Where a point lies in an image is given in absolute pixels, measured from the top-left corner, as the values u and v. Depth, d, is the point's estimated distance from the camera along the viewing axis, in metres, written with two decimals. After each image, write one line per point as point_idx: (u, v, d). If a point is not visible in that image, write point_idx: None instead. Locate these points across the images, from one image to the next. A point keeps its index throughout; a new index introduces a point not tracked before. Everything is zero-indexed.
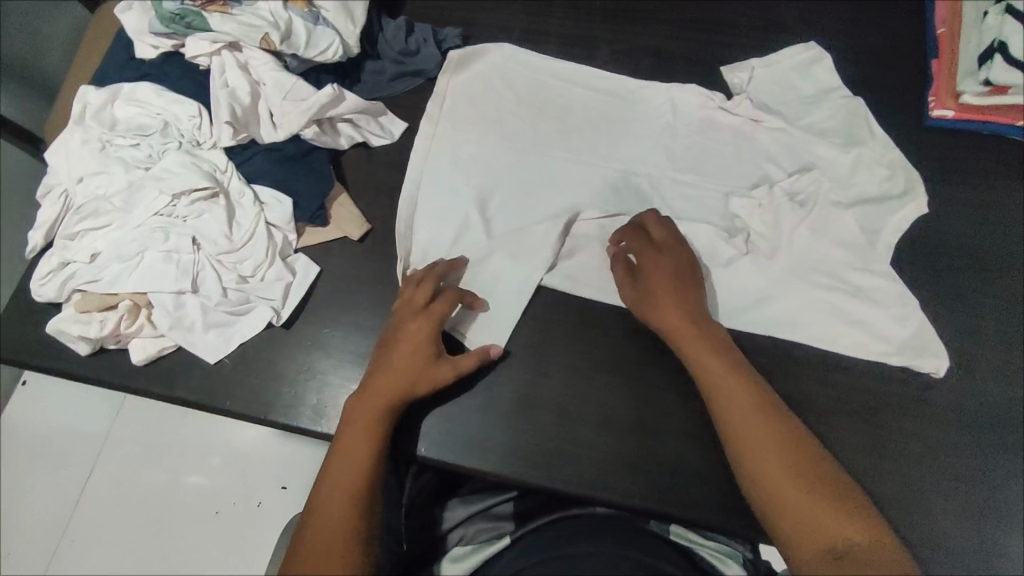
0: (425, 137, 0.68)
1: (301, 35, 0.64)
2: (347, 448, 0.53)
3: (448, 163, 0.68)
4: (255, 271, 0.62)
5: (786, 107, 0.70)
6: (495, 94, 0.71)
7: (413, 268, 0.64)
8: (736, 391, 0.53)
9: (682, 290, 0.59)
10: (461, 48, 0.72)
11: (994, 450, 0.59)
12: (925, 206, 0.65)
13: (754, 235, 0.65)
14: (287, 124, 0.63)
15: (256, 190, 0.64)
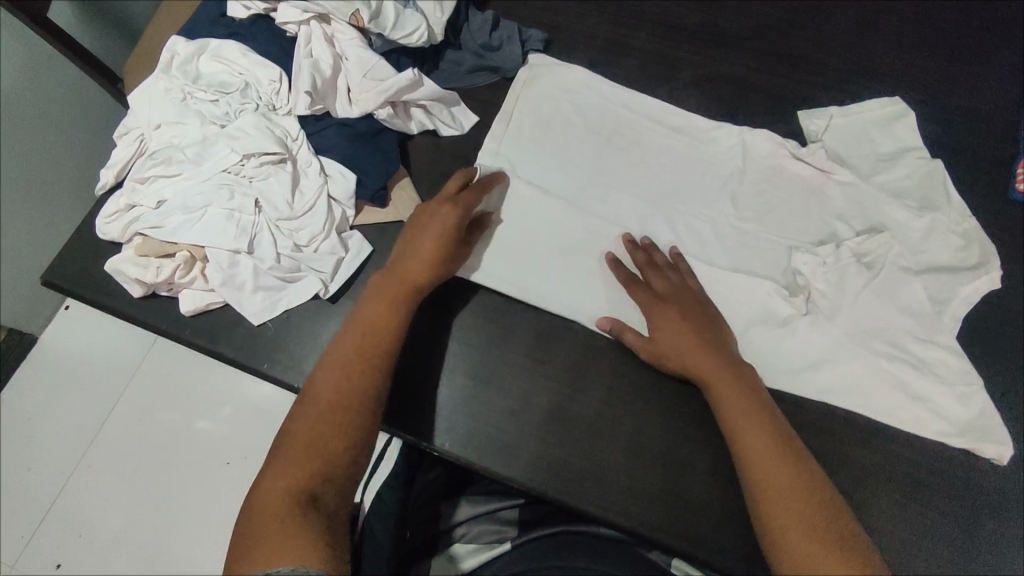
0: (489, 153, 0.67)
1: (390, 17, 0.65)
2: (338, 348, 0.55)
3: (512, 177, 0.67)
4: (310, 241, 0.62)
5: (861, 162, 0.67)
6: (563, 115, 0.69)
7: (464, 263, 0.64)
8: (759, 450, 0.51)
9: (707, 339, 0.57)
10: (542, 53, 0.72)
11: None
12: (998, 280, 0.62)
13: (813, 288, 0.63)
14: (363, 102, 0.64)
15: (323, 162, 0.64)
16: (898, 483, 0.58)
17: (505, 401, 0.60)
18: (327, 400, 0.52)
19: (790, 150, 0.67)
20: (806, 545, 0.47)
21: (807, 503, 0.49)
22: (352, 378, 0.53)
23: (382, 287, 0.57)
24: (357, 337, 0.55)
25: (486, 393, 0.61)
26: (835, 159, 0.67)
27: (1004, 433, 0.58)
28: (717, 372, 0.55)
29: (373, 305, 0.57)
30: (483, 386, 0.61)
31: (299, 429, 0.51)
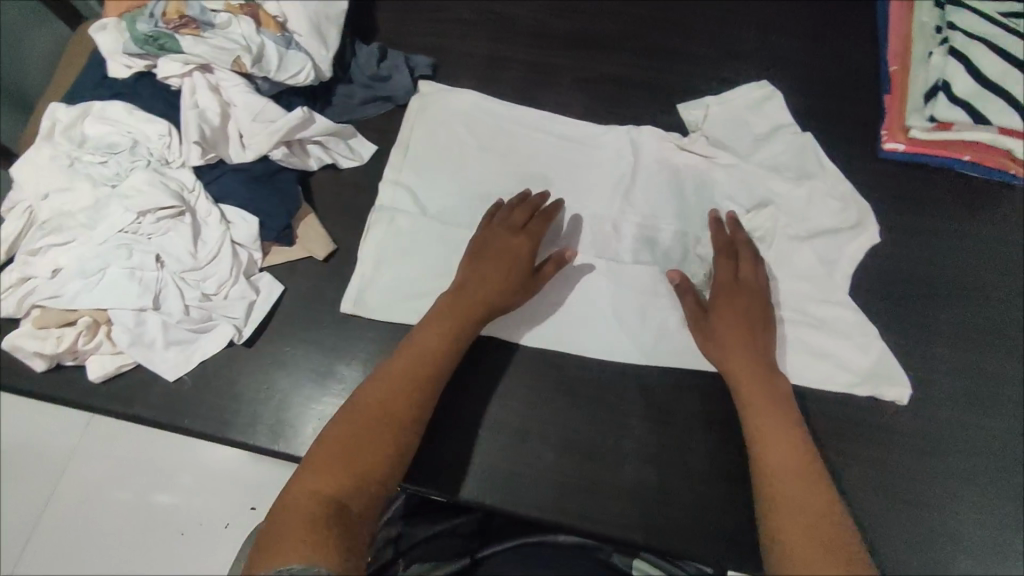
0: (390, 184, 0.69)
1: (273, 60, 0.66)
2: (385, 372, 0.56)
3: (414, 201, 0.68)
4: (218, 288, 0.62)
5: (738, 142, 0.70)
6: (458, 138, 0.71)
7: (375, 291, 0.65)
8: (772, 425, 0.53)
9: (759, 331, 0.59)
10: (432, 79, 0.74)
11: (946, 476, 0.60)
12: (876, 237, 0.66)
13: (714, 270, 0.66)
14: (256, 145, 0.65)
15: (223, 209, 0.64)
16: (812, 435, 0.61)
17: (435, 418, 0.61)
18: (365, 417, 0.53)
19: (675, 143, 0.70)
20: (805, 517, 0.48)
21: (810, 478, 0.50)
22: (406, 393, 0.54)
23: (453, 308, 0.59)
24: (416, 356, 0.56)
25: None
26: (716, 144, 0.70)
27: (902, 376, 0.61)
28: (744, 347, 0.57)
29: (437, 334, 0.57)
30: None
31: (340, 437, 0.52)
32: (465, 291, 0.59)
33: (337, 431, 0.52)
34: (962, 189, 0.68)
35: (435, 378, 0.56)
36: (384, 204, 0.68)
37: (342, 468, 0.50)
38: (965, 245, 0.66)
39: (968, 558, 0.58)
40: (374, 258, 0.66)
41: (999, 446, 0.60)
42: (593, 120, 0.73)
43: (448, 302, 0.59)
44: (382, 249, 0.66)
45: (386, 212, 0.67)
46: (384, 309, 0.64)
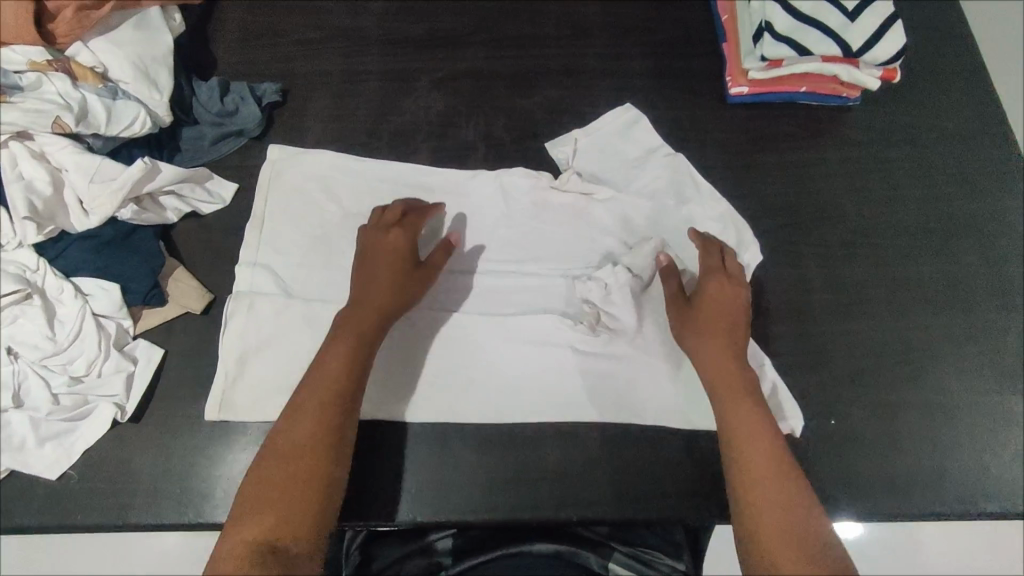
0: (247, 264, 0.64)
1: (100, 113, 0.61)
2: (297, 400, 0.54)
3: (275, 281, 0.64)
4: (88, 369, 0.57)
5: (604, 128, 0.72)
6: (317, 206, 0.67)
7: (255, 350, 0.61)
8: (738, 410, 0.56)
9: (737, 317, 0.59)
10: (285, 146, 0.70)
11: (843, 387, 0.63)
12: (758, 254, 0.66)
13: (604, 314, 0.63)
14: (98, 208, 0.59)
15: (77, 282, 0.59)
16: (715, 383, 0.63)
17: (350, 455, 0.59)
18: (284, 457, 0.52)
19: (547, 183, 0.69)
20: (761, 501, 0.51)
21: (764, 462, 0.53)
22: (317, 426, 0.53)
23: (353, 326, 0.56)
24: (328, 383, 0.54)
25: None
26: (592, 180, 0.70)
27: (794, 406, 0.61)
28: (726, 338, 0.58)
29: (347, 360, 0.55)
30: None
31: (274, 473, 0.51)
32: (368, 312, 0.57)
33: (265, 465, 0.52)
34: (805, 119, 0.73)
35: (350, 399, 0.54)
36: (241, 290, 0.62)
37: (272, 508, 0.50)
38: (816, 170, 0.71)
39: (878, 457, 0.60)
40: (239, 349, 0.61)
41: (881, 346, 0.64)
42: (455, 117, 0.73)
43: (360, 327, 0.57)
44: (254, 313, 0.62)
45: (243, 301, 0.62)
46: (257, 405, 0.60)
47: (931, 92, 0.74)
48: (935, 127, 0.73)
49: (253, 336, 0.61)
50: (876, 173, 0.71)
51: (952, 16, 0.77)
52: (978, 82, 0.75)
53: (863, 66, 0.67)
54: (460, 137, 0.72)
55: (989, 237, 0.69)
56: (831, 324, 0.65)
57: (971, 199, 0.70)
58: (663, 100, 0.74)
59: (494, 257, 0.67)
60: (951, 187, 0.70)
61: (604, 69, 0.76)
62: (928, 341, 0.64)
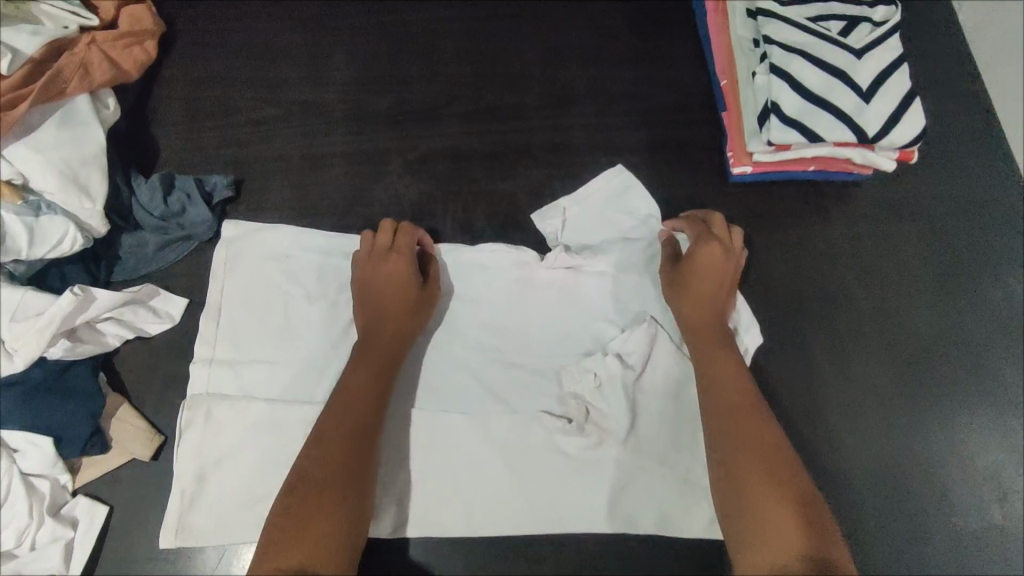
0: (202, 364, 0.57)
1: (22, 236, 0.54)
2: (329, 414, 0.51)
3: (236, 383, 0.57)
4: (19, 540, 0.50)
5: (593, 195, 0.65)
6: (279, 293, 0.60)
7: (217, 475, 0.55)
8: (727, 386, 0.54)
9: (723, 290, 0.59)
10: (241, 221, 0.62)
11: (863, 505, 0.58)
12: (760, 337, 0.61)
13: (595, 410, 0.58)
14: (24, 349, 0.52)
15: (2, 437, 0.52)
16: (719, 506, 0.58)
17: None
18: (319, 471, 0.48)
19: (532, 261, 0.63)
20: (751, 468, 0.50)
21: (751, 430, 0.52)
22: (347, 448, 0.50)
23: (371, 363, 0.54)
24: (340, 411, 0.52)
25: None
26: (582, 251, 0.64)
27: None
28: (711, 307, 0.58)
29: (366, 390, 0.53)
30: None
31: (302, 504, 0.47)
32: (377, 341, 0.56)
33: (289, 495, 0.48)
34: (813, 197, 0.67)
35: (370, 428, 0.52)
36: (197, 395, 0.56)
37: (306, 539, 0.46)
38: (827, 254, 0.65)
39: None
40: (196, 467, 0.54)
41: (902, 457, 0.59)
42: (429, 205, 0.66)
43: (370, 358, 0.55)
44: (214, 431, 0.55)
45: (199, 409, 0.55)
46: (219, 528, 0.54)
47: (946, 161, 0.68)
48: (951, 202, 0.67)
49: (212, 462, 0.55)
50: (889, 255, 0.65)
51: (966, 74, 0.71)
52: (997, 149, 0.69)
53: (879, 147, 0.62)
54: (437, 229, 0.65)
55: (1012, 327, 0.63)
56: (847, 435, 0.60)
57: (992, 283, 0.65)
58: (659, 178, 0.68)
59: (478, 346, 0.61)
60: (970, 270, 0.65)
61: (593, 143, 0.69)
62: (953, 448, 0.60)
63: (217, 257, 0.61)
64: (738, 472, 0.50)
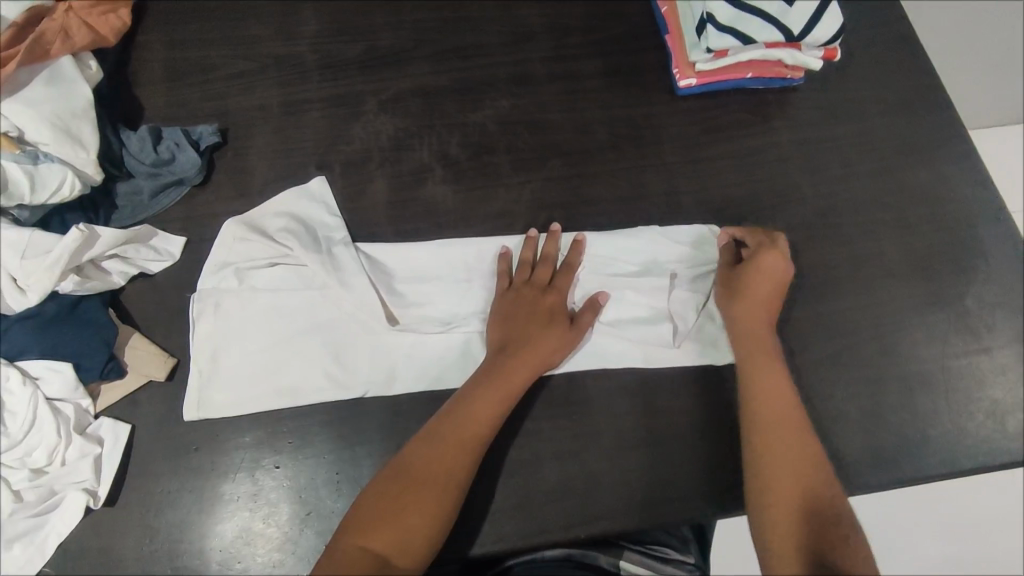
0: (215, 268, 0.63)
1: (22, 182, 0.57)
2: (464, 410, 0.55)
3: (245, 282, 0.62)
4: (49, 458, 0.54)
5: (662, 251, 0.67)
6: (295, 218, 0.65)
7: (227, 363, 0.60)
8: (779, 414, 0.58)
9: (753, 310, 0.62)
10: (321, 177, 0.67)
11: (824, 367, 0.64)
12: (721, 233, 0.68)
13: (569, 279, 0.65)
14: (37, 284, 0.55)
15: (24, 366, 0.55)
16: (693, 368, 0.63)
17: (328, 429, 0.59)
18: (441, 468, 0.53)
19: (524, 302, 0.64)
20: (795, 495, 0.55)
21: (796, 440, 0.57)
22: (458, 450, 0.54)
23: (510, 377, 0.57)
24: (462, 432, 0.54)
25: (318, 490, 0.57)
26: None
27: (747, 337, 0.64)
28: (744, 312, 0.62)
29: (491, 408, 0.56)
30: (312, 498, 0.57)
31: (393, 510, 0.51)
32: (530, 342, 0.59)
33: (387, 495, 0.52)
34: (753, 105, 0.73)
35: (479, 446, 0.54)
36: (205, 289, 0.61)
37: (393, 520, 0.51)
38: (771, 154, 0.72)
39: (863, 428, 0.62)
40: (210, 349, 0.60)
41: (855, 324, 0.65)
42: (407, 139, 0.70)
43: (523, 364, 0.58)
44: (225, 326, 0.61)
45: (209, 300, 0.61)
46: (235, 399, 0.59)
47: (871, 66, 0.76)
48: (877, 99, 0.74)
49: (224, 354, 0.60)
50: (828, 151, 0.72)
51: None
52: (913, 53, 0.76)
53: (807, 49, 0.70)
54: (415, 159, 0.69)
55: (938, 207, 0.71)
56: (805, 308, 0.66)
57: (917, 166, 0.72)
58: (615, 99, 0.73)
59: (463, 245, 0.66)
60: (896, 158, 0.72)
61: (553, 73, 0.74)
62: (902, 313, 0.66)
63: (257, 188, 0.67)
64: (780, 476, 0.55)
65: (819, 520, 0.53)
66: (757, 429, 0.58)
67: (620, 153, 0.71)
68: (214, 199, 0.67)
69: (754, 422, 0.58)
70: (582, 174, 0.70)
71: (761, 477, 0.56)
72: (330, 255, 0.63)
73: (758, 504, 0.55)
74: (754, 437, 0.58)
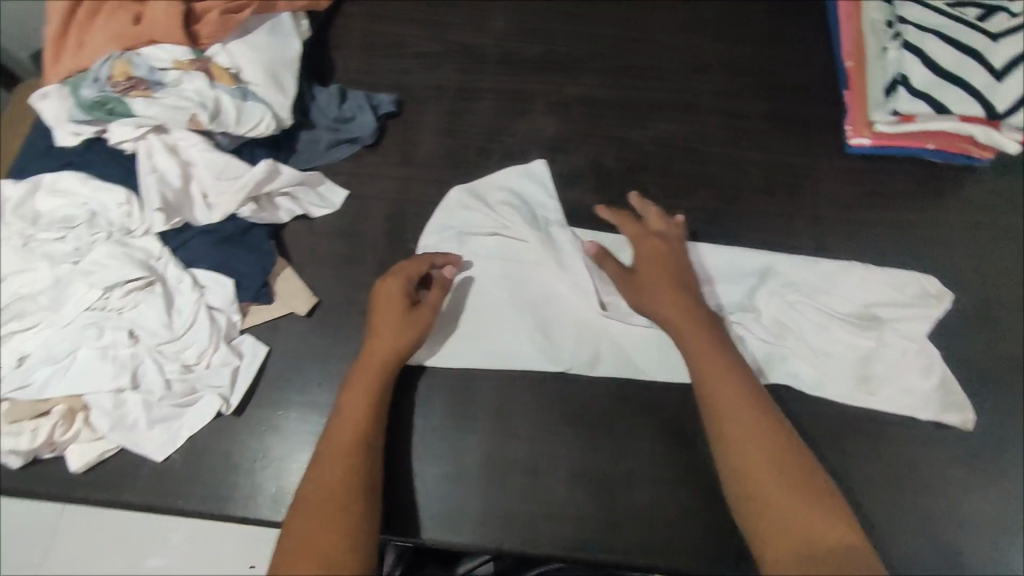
0: (438, 227, 0.68)
1: (231, 113, 0.64)
2: (343, 411, 0.56)
3: (457, 244, 0.67)
4: (199, 358, 0.60)
5: (878, 300, 0.64)
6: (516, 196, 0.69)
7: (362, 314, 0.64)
8: (733, 409, 0.53)
9: (678, 279, 0.60)
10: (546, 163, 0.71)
11: (948, 465, 0.60)
12: (946, 291, 0.64)
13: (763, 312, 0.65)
14: (221, 205, 0.63)
15: (195, 273, 0.62)
16: (808, 431, 0.61)
17: (438, 396, 0.62)
18: (341, 465, 0.53)
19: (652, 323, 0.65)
20: (783, 492, 0.49)
21: (771, 427, 0.52)
22: (349, 445, 0.54)
23: (365, 374, 0.57)
24: (340, 448, 0.54)
25: (419, 450, 0.60)
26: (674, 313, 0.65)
27: (960, 400, 0.61)
28: (660, 279, 0.60)
29: (358, 422, 0.55)
30: (410, 456, 0.60)
31: (313, 529, 0.49)
32: (388, 349, 0.58)
33: (300, 516, 0.50)
34: (927, 177, 0.70)
35: (364, 440, 0.55)
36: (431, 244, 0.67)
37: (329, 501, 0.51)
38: (937, 231, 0.68)
39: (981, 539, 0.58)
40: None
41: (990, 430, 0.62)
42: (565, 143, 0.72)
43: (371, 379, 0.57)
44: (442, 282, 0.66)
45: None
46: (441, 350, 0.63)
47: None
48: None
49: (362, 305, 0.65)
50: (1000, 243, 0.68)
51: None
52: None
53: (1005, 129, 0.67)
54: (570, 163, 0.71)
55: None
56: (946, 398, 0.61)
57: None
58: (779, 144, 0.72)
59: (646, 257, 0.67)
60: None
61: (719, 107, 0.74)
62: None
63: (419, 162, 0.71)
64: (767, 474, 0.50)
65: (813, 512, 0.48)
66: (725, 420, 0.53)
67: (774, 198, 0.70)
68: (380, 162, 0.71)
69: (709, 399, 0.54)
70: (730, 211, 0.69)
71: (742, 484, 0.51)
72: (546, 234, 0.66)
73: (739, 497, 0.51)
74: (719, 438, 0.53)
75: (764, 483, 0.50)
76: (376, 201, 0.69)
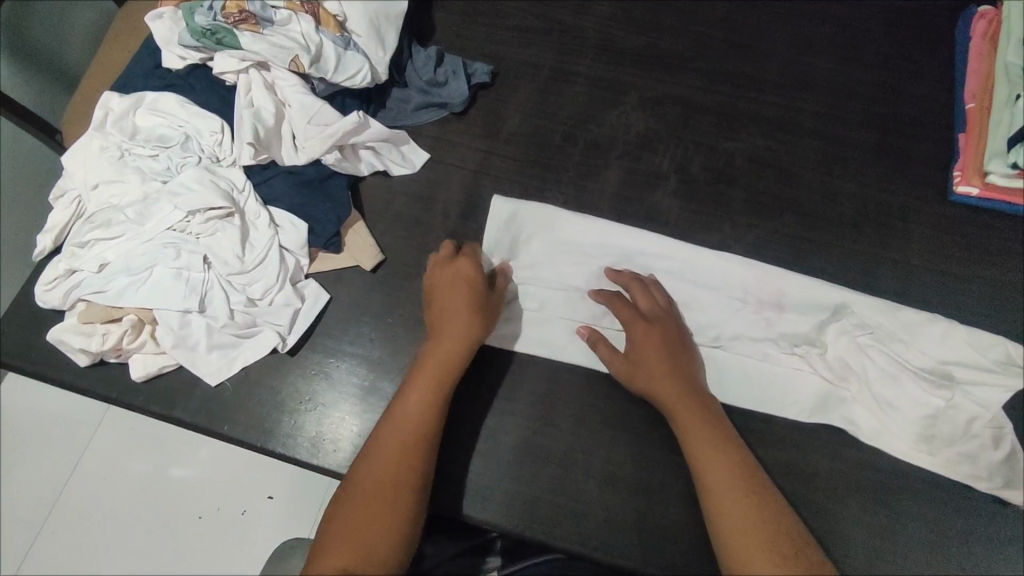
0: (514, 205, 0.67)
1: (330, 60, 0.64)
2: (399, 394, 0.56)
3: (528, 226, 0.66)
4: (264, 294, 0.61)
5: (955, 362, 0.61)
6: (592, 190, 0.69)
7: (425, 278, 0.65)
8: (707, 442, 0.54)
9: (669, 341, 0.60)
10: (629, 163, 0.70)
11: (999, 541, 0.58)
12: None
13: (827, 349, 0.63)
14: (308, 148, 0.64)
15: (273, 212, 0.63)
16: (857, 478, 0.59)
17: (486, 373, 0.62)
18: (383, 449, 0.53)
19: (715, 340, 0.63)
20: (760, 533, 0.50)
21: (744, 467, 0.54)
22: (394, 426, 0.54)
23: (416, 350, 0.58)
24: (390, 441, 0.54)
25: (459, 424, 0.60)
26: (735, 334, 0.63)
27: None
28: (656, 337, 0.59)
29: (418, 421, 0.54)
30: (449, 427, 0.60)
31: (361, 506, 0.51)
32: (452, 355, 0.57)
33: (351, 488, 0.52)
34: None
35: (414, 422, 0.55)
36: (500, 219, 0.66)
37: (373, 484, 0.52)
38: None
39: None
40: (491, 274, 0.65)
41: None
42: (652, 142, 0.70)
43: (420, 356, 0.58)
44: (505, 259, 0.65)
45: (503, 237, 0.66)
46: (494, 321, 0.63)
47: None
48: None
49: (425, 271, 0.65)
50: None
51: None
52: None
53: None
54: (654, 163, 0.70)
55: None
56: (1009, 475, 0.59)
57: None
58: (878, 177, 0.68)
59: (715, 271, 0.65)
60: None
61: (821, 131, 0.70)
62: None
63: (503, 136, 0.71)
64: (744, 512, 0.51)
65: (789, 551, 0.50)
66: (702, 457, 0.54)
67: (862, 234, 0.67)
68: (464, 131, 0.71)
69: (693, 458, 0.54)
70: (812, 240, 0.66)
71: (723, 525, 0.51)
72: (613, 232, 0.66)
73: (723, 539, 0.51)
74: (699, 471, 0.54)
75: (752, 555, 0.49)
76: (454, 170, 0.69)
